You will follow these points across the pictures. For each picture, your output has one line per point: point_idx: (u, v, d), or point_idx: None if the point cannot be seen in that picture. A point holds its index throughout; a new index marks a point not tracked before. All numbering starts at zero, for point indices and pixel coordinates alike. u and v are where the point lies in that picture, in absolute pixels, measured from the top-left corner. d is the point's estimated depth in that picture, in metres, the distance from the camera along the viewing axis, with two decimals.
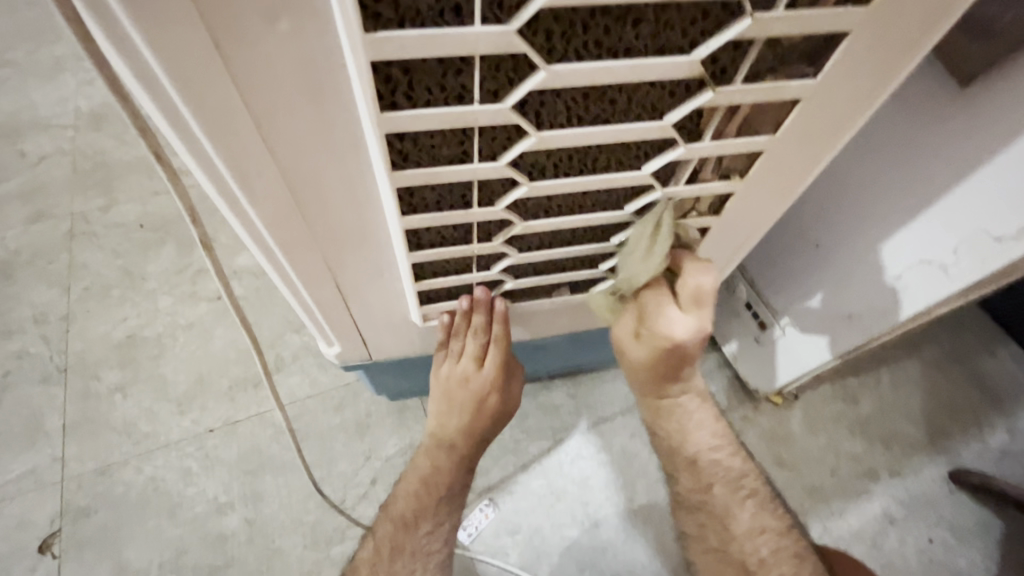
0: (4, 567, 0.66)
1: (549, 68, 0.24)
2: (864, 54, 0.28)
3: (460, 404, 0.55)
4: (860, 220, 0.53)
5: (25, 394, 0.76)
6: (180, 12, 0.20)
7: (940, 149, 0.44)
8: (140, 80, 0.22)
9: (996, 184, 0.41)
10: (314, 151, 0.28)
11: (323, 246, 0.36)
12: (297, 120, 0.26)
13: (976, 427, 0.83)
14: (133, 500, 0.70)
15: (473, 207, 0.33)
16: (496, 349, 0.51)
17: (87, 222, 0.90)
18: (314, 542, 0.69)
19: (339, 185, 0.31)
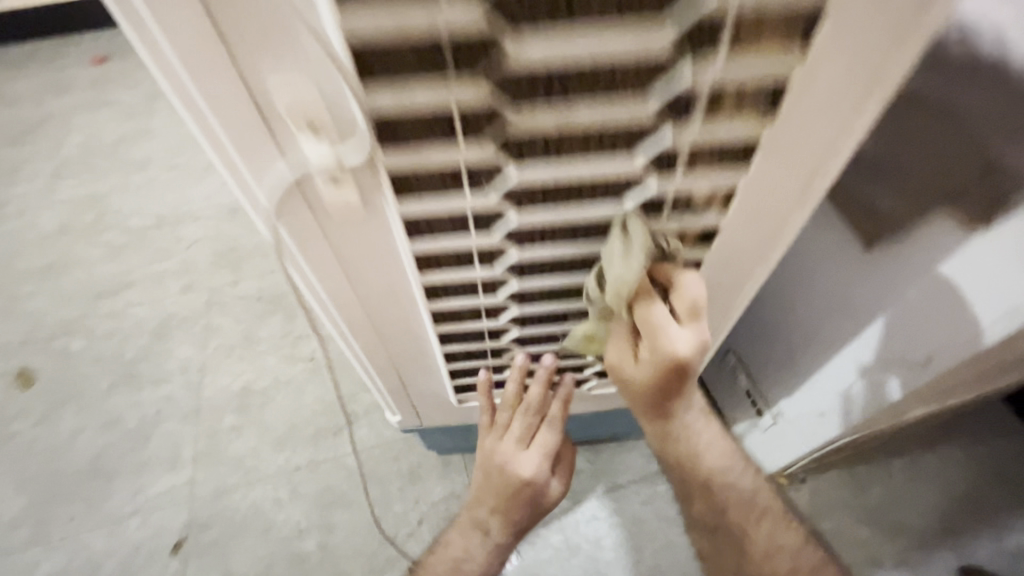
0: (149, 561, 0.87)
1: (517, 251, 0.40)
2: (752, 219, 0.40)
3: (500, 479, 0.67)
4: (814, 336, 0.65)
5: (168, 427, 0.99)
6: (336, 276, 0.41)
7: (855, 295, 0.57)
8: (314, 297, 0.44)
9: (899, 327, 0.53)
10: (394, 320, 0.49)
11: (394, 360, 0.56)
12: (387, 308, 0.47)
13: (991, 525, 0.85)
14: (240, 519, 0.89)
15: (482, 318, 0.49)
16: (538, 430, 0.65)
17: (221, 294, 1.17)
18: (371, 568, 0.85)
19: (406, 334, 0.51)
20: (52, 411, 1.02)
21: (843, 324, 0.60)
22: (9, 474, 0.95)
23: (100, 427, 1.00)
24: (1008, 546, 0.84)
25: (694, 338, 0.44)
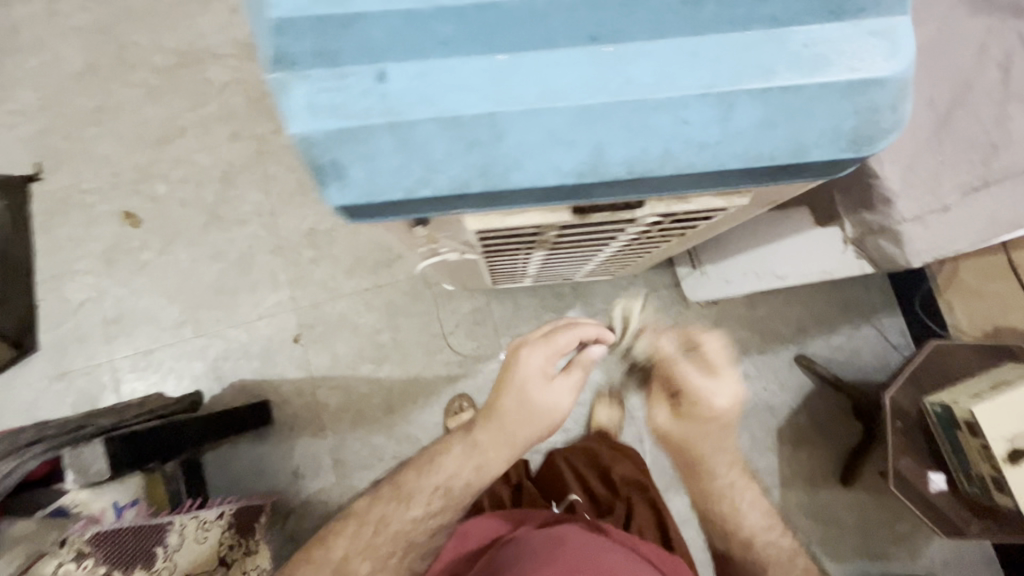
0: (279, 346, 1.30)
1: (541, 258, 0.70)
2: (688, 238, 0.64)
3: (554, 421, 0.71)
4: (728, 238, 0.97)
5: (261, 258, 1.33)
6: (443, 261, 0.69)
7: (753, 225, 0.86)
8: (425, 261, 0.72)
9: (772, 254, 0.84)
10: (467, 267, 0.78)
11: (459, 272, 0.87)
12: (469, 265, 0.76)
13: (826, 330, 1.32)
14: (335, 322, 1.31)
15: (515, 269, 0.80)
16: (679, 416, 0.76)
17: (268, 143, 1.35)
18: (427, 352, 1.31)
19: (471, 270, 0.81)
20: (167, 244, 1.33)
21: (744, 239, 0.91)
22: (156, 290, 1.31)
23: (209, 258, 1.32)
24: (833, 343, 1.31)
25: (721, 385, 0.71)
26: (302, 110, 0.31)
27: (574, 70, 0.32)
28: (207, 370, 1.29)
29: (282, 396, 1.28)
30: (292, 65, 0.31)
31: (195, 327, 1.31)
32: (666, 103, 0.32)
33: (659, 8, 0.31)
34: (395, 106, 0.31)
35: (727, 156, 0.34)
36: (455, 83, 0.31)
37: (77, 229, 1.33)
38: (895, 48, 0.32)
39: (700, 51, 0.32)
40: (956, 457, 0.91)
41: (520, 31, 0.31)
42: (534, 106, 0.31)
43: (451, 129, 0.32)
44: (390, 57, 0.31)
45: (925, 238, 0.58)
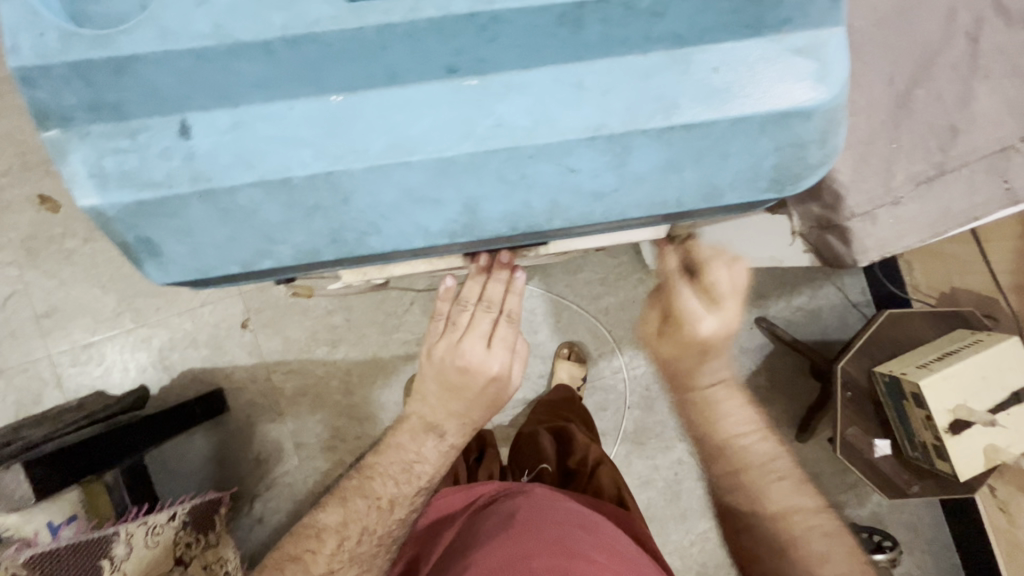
0: (227, 332, 1.24)
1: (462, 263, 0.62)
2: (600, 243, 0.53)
3: (505, 385, 0.74)
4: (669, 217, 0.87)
5: None
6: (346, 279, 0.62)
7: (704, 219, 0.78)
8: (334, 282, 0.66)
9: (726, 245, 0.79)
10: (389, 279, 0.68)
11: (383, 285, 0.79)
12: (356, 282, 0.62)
13: (788, 292, 1.27)
14: (283, 305, 1.24)
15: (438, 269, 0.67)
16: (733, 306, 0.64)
17: None
18: (383, 331, 1.25)
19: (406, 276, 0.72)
20: (92, 230, 1.23)
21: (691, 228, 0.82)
22: (86, 280, 1.23)
23: None
24: (794, 304, 1.27)
25: (717, 325, 0.64)
26: (85, 182, 0.31)
27: (429, 116, 0.31)
28: (153, 361, 1.24)
29: (235, 384, 1.24)
30: (64, 121, 0.31)
31: (135, 317, 1.23)
32: (547, 150, 0.32)
33: (532, 35, 0.30)
34: (203, 167, 0.32)
35: (629, 198, 0.36)
36: (276, 134, 0.32)
37: None
38: (818, 75, 0.32)
39: (575, 85, 0.32)
40: (900, 423, 0.92)
41: (346, 65, 0.31)
42: (379, 164, 0.31)
43: (283, 193, 0.32)
44: (190, 106, 0.31)
45: (873, 235, 0.54)
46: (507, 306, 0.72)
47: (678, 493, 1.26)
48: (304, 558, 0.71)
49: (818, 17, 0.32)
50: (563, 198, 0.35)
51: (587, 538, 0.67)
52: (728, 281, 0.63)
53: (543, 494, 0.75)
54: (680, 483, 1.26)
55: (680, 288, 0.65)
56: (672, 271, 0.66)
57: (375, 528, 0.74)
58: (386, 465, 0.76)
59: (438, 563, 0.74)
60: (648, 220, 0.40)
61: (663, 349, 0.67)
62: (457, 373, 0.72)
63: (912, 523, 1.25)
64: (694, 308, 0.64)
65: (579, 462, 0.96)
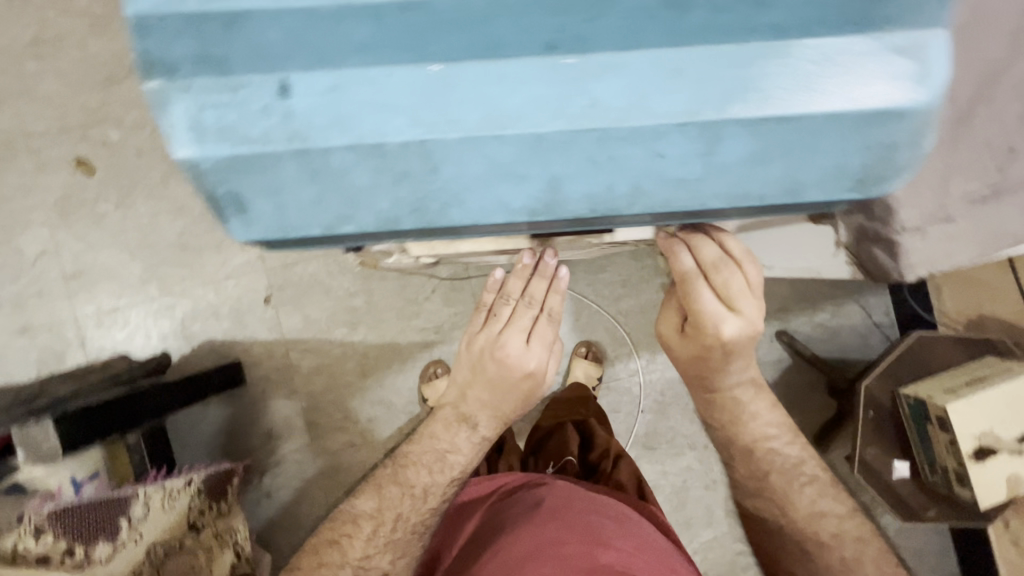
0: (249, 306, 1.25)
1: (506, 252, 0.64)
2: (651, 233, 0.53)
3: (537, 384, 0.78)
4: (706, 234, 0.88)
5: None
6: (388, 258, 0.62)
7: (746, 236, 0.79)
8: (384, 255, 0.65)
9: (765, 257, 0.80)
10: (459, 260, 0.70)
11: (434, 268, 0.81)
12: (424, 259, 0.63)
13: (811, 307, 1.27)
14: (306, 284, 1.25)
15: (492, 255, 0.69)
16: (751, 299, 0.60)
17: None
18: (403, 316, 1.26)
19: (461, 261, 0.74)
20: (124, 197, 1.24)
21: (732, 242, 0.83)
22: (115, 246, 1.24)
23: (170, 212, 1.24)
24: (816, 320, 1.26)
25: (742, 327, 0.60)
26: (184, 134, 0.32)
27: (525, 92, 0.31)
28: (175, 330, 1.25)
29: (253, 358, 1.25)
30: (171, 73, 0.32)
31: (160, 285, 1.25)
32: (638, 133, 0.32)
33: (631, 17, 0.30)
34: (301, 127, 0.32)
35: (710, 188, 0.35)
36: (375, 98, 0.31)
37: (25, 177, 1.23)
38: (918, 76, 0.31)
39: (676, 70, 0.31)
40: (921, 446, 0.92)
41: (454, 36, 0.31)
42: (476, 134, 0.31)
43: (373, 158, 0.32)
44: (291, 66, 0.31)
45: (923, 251, 0.54)
46: (546, 303, 0.77)
47: (685, 500, 1.25)
48: (343, 542, 0.72)
49: (925, 15, 0.31)
50: (647, 183, 0.35)
51: (612, 525, 0.68)
52: (740, 283, 0.58)
53: (567, 486, 0.76)
54: (688, 490, 1.26)
55: (701, 288, 0.59)
56: (694, 274, 0.58)
57: (409, 515, 0.74)
58: (419, 453, 0.78)
59: (463, 550, 0.75)
60: (725, 214, 0.40)
61: (690, 350, 0.65)
62: (493, 363, 0.76)
63: (919, 549, 1.24)
64: (715, 309, 0.59)
65: (600, 455, 0.98)
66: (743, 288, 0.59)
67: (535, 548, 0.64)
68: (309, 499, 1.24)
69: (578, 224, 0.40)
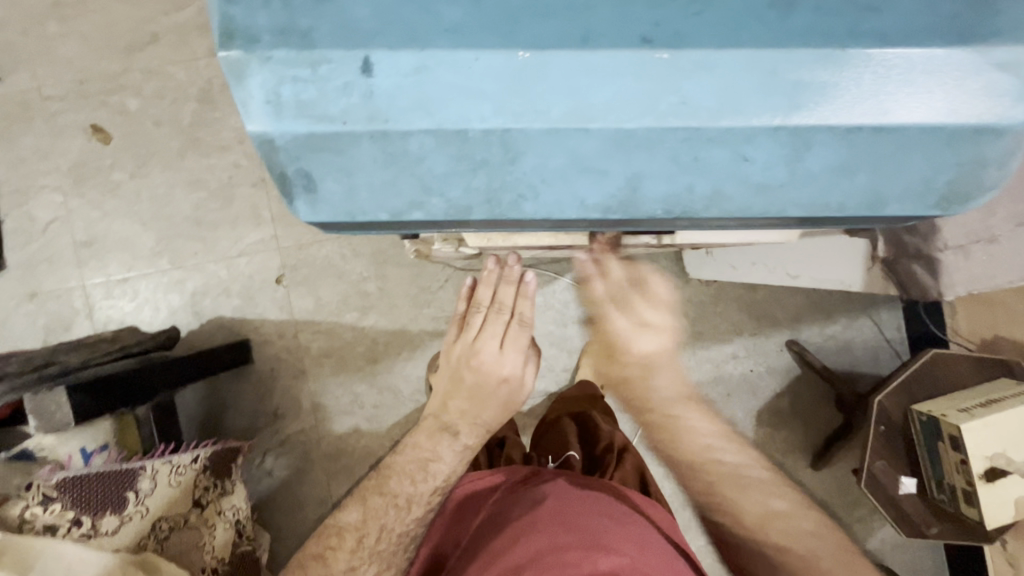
0: (261, 285, 1.24)
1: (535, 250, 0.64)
2: (698, 238, 0.52)
3: (512, 388, 0.83)
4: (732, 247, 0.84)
5: (246, 193, 1.23)
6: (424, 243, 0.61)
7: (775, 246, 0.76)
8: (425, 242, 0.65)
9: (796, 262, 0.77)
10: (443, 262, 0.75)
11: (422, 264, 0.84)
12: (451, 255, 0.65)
13: (823, 318, 1.26)
14: (319, 266, 1.24)
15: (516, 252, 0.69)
16: (659, 319, 0.72)
17: None
18: (415, 304, 1.25)
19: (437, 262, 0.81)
20: (140, 166, 1.23)
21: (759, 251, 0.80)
22: (128, 216, 1.23)
23: (186, 185, 1.23)
24: (827, 332, 1.26)
25: (649, 343, 0.71)
26: (262, 107, 0.31)
27: (615, 85, 0.30)
28: (185, 304, 1.24)
29: (262, 337, 1.24)
30: (250, 43, 0.31)
31: (171, 259, 1.24)
32: (727, 134, 0.31)
33: (732, 16, 0.30)
34: (382, 107, 0.31)
35: (793, 195, 0.34)
36: (462, 83, 0.31)
37: (41, 140, 1.22)
38: (1018, 94, 0.31)
39: (775, 71, 0.31)
40: (931, 465, 0.92)
41: (551, 23, 0.30)
42: (561, 126, 0.31)
43: (454, 144, 0.32)
44: (376, 43, 0.30)
45: (964, 270, 0.54)
46: (517, 310, 0.82)
47: (684, 503, 1.26)
48: (326, 556, 0.70)
49: None
50: (727, 185, 0.34)
51: (614, 526, 0.68)
52: (647, 314, 0.72)
53: (564, 485, 0.75)
54: (688, 494, 1.26)
55: (611, 312, 0.72)
56: (603, 298, 0.73)
57: (394, 526, 0.72)
58: (402, 464, 0.77)
59: (461, 550, 0.74)
60: (793, 223, 0.39)
61: (616, 372, 0.73)
62: (469, 371, 0.82)
63: (914, 565, 1.24)
64: (625, 330, 0.72)
65: (604, 450, 0.97)
66: (646, 308, 0.72)
67: (537, 553, 0.63)
68: (309, 481, 1.24)
69: (647, 224, 0.39)
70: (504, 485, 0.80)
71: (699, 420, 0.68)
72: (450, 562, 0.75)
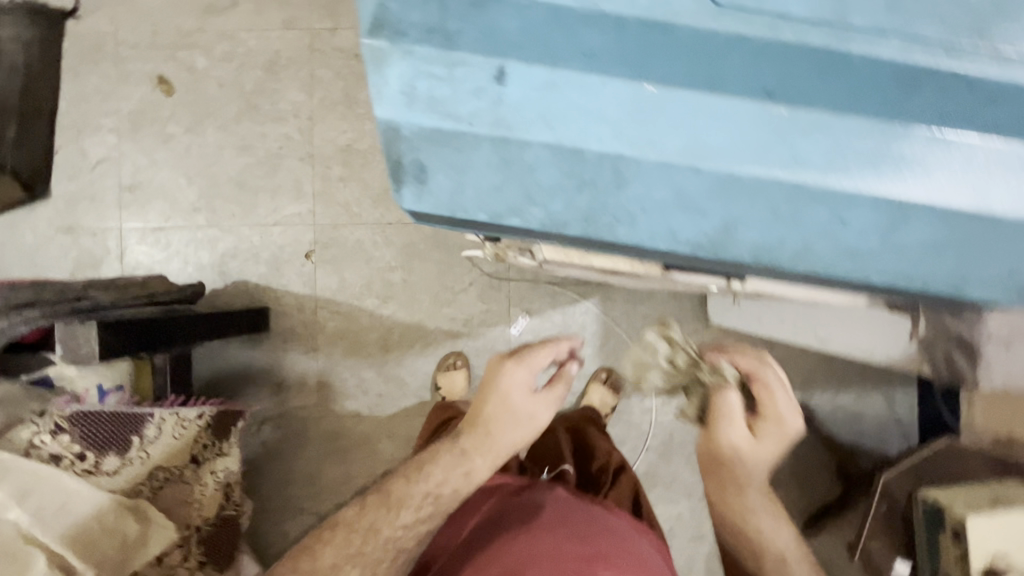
0: (289, 256, 1.26)
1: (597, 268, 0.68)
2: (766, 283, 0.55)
3: (539, 428, 0.77)
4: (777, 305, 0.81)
5: (292, 166, 1.25)
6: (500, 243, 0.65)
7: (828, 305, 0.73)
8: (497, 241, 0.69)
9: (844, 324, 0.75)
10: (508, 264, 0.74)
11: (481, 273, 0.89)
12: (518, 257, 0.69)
13: (835, 387, 1.25)
14: (350, 248, 1.26)
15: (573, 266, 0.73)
16: (773, 402, 0.76)
17: (322, 41, 1.25)
18: (435, 301, 1.26)
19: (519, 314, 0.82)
20: (196, 123, 1.25)
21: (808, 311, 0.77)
22: (176, 168, 1.26)
23: (236, 148, 1.26)
24: (838, 402, 1.25)
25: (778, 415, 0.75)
26: (397, 98, 0.32)
27: (731, 128, 0.32)
28: (213, 263, 1.26)
29: (281, 308, 1.26)
30: (396, 36, 0.32)
31: (209, 217, 1.26)
32: (829, 199, 0.32)
33: (858, 81, 0.31)
34: (507, 116, 0.32)
35: (880, 266, 0.36)
36: (587, 107, 0.32)
37: (107, 83, 1.25)
38: None
39: (891, 143, 0.31)
40: (929, 553, 0.90)
41: (682, 63, 0.31)
42: (677, 163, 0.32)
43: (568, 160, 0.33)
44: (514, 56, 0.31)
45: (1004, 364, 0.54)
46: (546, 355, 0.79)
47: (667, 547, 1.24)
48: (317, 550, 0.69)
49: None
50: (819, 245, 0.35)
51: (612, 540, 0.69)
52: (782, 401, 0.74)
53: (563, 496, 0.76)
54: (672, 538, 1.25)
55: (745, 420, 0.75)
56: (729, 380, 0.78)
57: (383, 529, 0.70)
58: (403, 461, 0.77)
59: (454, 551, 0.73)
60: (864, 288, 0.41)
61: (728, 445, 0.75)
62: (496, 399, 0.76)
63: None
64: (765, 414, 0.76)
65: (600, 469, 0.97)
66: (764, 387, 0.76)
67: (538, 559, 0.63)
68: (302, 457, 1.25)
69: (726, 266, 0.41)
70: (503, 488, 0.81)
71: (782, 535, 0.75)
72: (440, 561, 0.73)
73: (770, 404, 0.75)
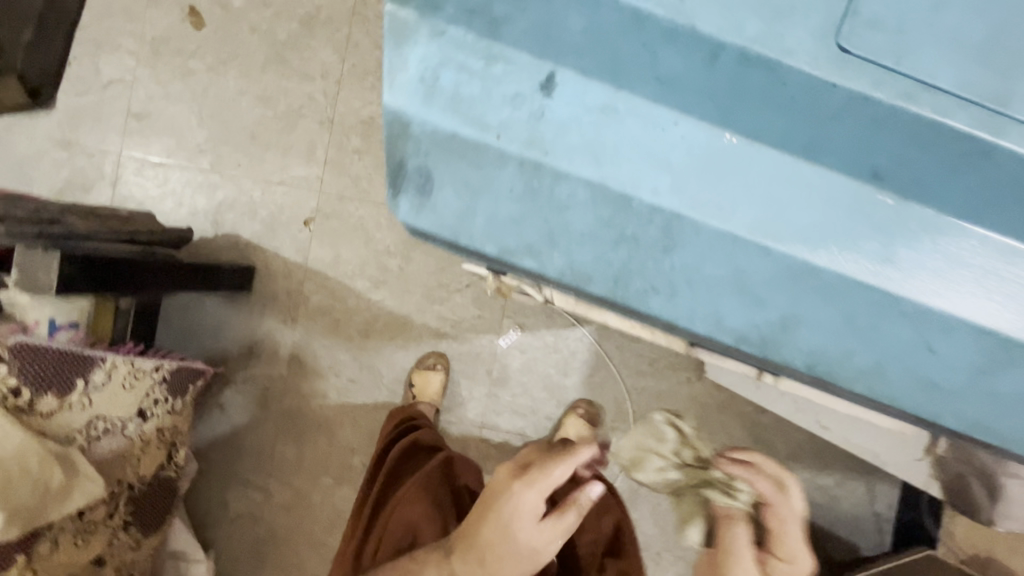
0: (287, 220, 1.20)
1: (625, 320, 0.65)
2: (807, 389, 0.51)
3: (537, 564, 0.81)
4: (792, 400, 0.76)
5: (309, 128, 1.20)
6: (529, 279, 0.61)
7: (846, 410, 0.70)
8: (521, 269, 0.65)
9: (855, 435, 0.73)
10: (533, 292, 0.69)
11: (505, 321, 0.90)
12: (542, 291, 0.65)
13: (820, 467, 1.20)
14: (350, 225, 1.20)
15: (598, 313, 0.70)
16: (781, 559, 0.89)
17: (367, 6, 1.19)
18: (427, 297, 1.20)
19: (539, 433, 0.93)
20: (219, 63, 1.20)
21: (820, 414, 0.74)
22: (189, 106, 1.20)
23: (255, 98, 1.20)
24: (819, 483, 1.20)
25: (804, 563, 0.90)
26: (411, 86, 0.31)
27: (821, 210, 0.30)
28: (207, 211, 1.20)
29: (269, 271, 1.20)
30: (426, 10, 0.30)
31: (213, 162, 1.20)
32: (895, 310, 0.30)
33: (938, 164, 0.30)
34: (545, 135, 0.30)
35: (958, 405, 0.32)
36: (647, 139, 0.30)
37: (136, 3, 1.19)
38: None
39: (994, 265, 0.30)
40: None
41: (776, 114, 0.30)
42: (741, 234, 0.30)
43: (615, 206, 0.30)
44: (569, 62, 0.30)
45: None
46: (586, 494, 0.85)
47: None
48: None
49: None
50: (895, 371, 0.31)
51: None
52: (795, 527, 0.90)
53: None
54: None
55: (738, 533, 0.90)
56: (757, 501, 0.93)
57: None
58: None
59: None
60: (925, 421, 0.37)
61: None
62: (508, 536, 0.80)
63: None
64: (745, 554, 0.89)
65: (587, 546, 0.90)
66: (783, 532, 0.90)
67: None
68: (256, 428, 1.20)
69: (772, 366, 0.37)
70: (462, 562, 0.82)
71: None
72: None
73: (783, 537, 0.89)
